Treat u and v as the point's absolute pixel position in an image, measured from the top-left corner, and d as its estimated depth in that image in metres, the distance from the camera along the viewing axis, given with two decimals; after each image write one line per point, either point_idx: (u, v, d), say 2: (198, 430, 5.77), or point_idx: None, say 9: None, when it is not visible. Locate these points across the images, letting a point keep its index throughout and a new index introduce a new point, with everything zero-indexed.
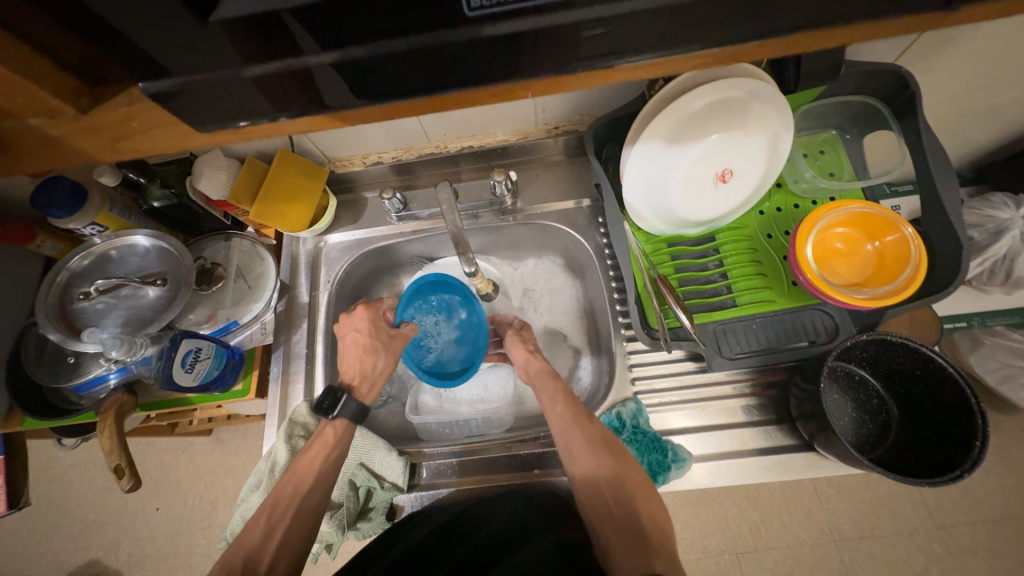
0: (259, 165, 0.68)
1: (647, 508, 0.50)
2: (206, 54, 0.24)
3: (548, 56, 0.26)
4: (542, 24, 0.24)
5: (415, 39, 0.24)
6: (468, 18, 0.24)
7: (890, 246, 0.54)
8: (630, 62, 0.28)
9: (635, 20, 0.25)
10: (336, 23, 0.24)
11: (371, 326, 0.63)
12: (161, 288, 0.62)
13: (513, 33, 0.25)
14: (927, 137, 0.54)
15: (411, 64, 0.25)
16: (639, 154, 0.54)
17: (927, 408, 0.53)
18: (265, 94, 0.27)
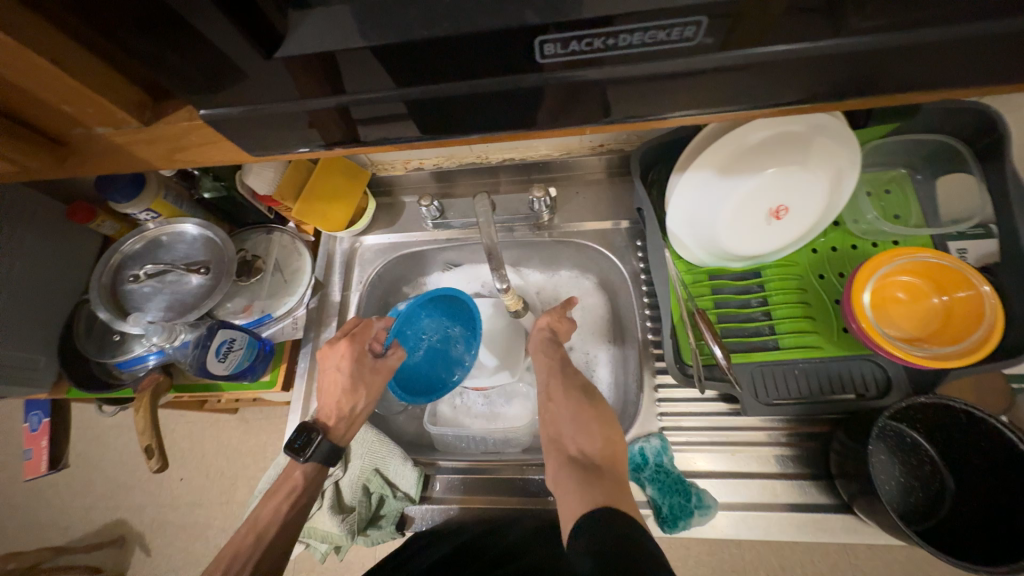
0: (305, 164, 0.69)
1: (606, 441, 0.53)
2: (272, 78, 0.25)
3: (608, 102, 0.26)
4: (609, 77, 0.25)
5: (482, 83, 0.25)
6: (539, 64, 0.24)
7: (961, 302, 0.49)
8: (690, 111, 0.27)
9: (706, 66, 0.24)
10: (408, 64, 0.25)
11: (352, 364, 0.60)
12: (203, 276, 0.65)
13: (578, 81, 0.25)
14: (1012, 187, 0.49)
15: (475, 102, 0.26)
16: (688, 183, 0.52)
17: (990, 485, 0.48)
18: (324, 119, 0.27)
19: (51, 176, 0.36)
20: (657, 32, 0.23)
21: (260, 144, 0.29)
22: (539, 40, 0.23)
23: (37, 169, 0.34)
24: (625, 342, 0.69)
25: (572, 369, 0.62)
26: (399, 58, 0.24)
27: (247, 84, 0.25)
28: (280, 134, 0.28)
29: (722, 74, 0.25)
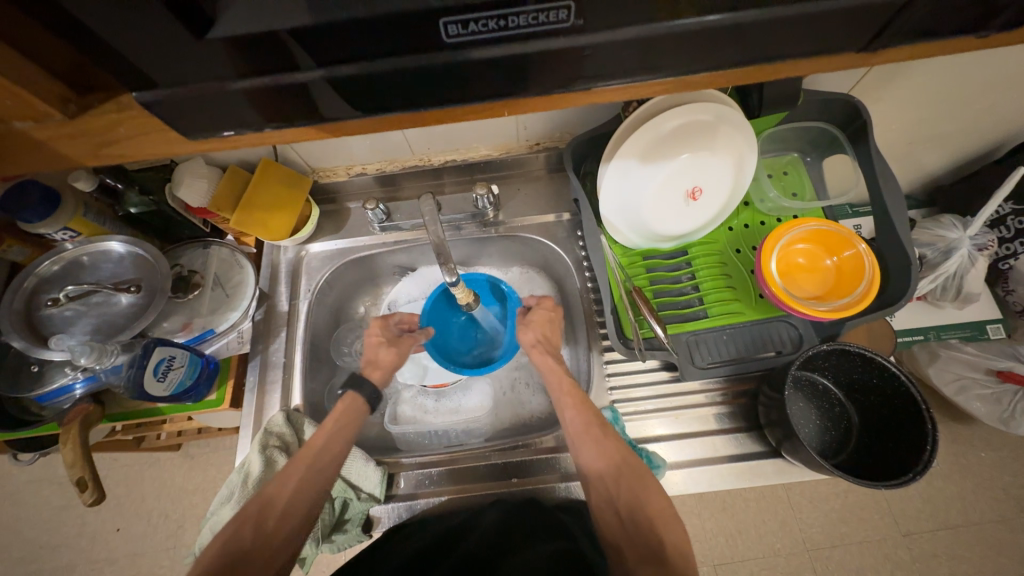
0: (241, 174, 0.68)
1: (671, 536, 0.45)
2: (195, 65, 0.25)
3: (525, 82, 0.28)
4: (518, 50, 0.25)
5: (395, 59, 0.25)
6: (445, 44, 0.25)
7: (847, 261, 0.58)
8: (605, 84, 0.28)
9: (610, 45, 0.25)
10: (317, 40, 0.25)
11: (381, 328, 0.67)
12: (134, 295, 0.61)
13: (488, 58, 0.26)
14: (878, 161, 0.58)
15: (394, 85, 0.27)
16: (615, 170, 0.57)
17: (885, 414, 0.56)
18: (253, 106, 0.28)
19: None
20: (543, 12, 0.24)
21: (193, 133, 0.29)
22: (441, 21, 0.24)
23: None
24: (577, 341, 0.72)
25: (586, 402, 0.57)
26: (315, 40, 0.25)
27: (175, 74, 0.25)
28: (214, 124, 0.29)
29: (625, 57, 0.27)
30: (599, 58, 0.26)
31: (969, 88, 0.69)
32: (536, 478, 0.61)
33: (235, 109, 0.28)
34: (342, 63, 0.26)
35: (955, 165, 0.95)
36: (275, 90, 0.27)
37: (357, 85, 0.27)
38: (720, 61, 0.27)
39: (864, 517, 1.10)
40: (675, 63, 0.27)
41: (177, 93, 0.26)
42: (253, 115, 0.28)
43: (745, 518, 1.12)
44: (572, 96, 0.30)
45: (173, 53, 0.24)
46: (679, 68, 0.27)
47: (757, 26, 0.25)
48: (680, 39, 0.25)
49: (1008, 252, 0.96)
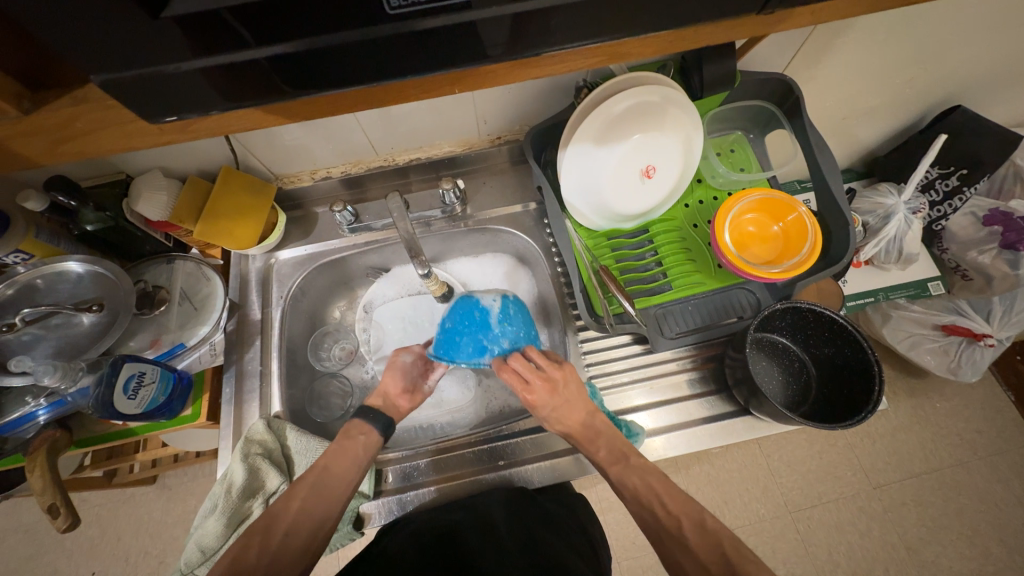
0: (202, 184, 0.67)
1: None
2: (132, 53, 0.24)
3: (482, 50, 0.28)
4: (467, 19, 0.25)
5: (342, 34, 0.25)
6: (391, 14, 0.25)
7: (792, 225, 0.63)
8: (551, 51, 0.29)
9: (563, 11, 0.26)
10: (263, 19, 0.24)
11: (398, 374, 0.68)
12: (96, 314, 0.59)
13: (433, 29, 0.26)
14: (812, 133, 0.63)
15: (343, 58, 0.27)
16: (573, 155, 0.60)
17: (837, 363, 0.60)
18: (200, 88, 0.27)
19: None
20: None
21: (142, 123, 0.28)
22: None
23: None
24: (553, 329, 0.74)
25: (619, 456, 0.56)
26: (255, 15, 0.23)
27: (97, 57, 0.23)
28: (158, 110, 0.27)
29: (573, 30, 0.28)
30: (537, 29, 0.27)
31: (888, 63, 0.76)
32: (521, 460, 0.63)
33: (181, 94, 0.27)
34: (287, 40, 0.25)
35: (888, 136, 1.03)
36: (224, 69, 0.26)
37: (306, 62, 0.26)
38: (652, 27, 0.29)
39: (838, 475, 1.17)
40: (608, 31, 0.28)
41: (112, 79, 0.25)
42: (199, 99, 0.28)
43: (730, 488, 1.16)
44: (515, 69, 0.31)
45: (111, 47, 0.23)
46: (615, 35, 0.29)
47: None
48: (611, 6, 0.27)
49: (940, 214, 1.06)
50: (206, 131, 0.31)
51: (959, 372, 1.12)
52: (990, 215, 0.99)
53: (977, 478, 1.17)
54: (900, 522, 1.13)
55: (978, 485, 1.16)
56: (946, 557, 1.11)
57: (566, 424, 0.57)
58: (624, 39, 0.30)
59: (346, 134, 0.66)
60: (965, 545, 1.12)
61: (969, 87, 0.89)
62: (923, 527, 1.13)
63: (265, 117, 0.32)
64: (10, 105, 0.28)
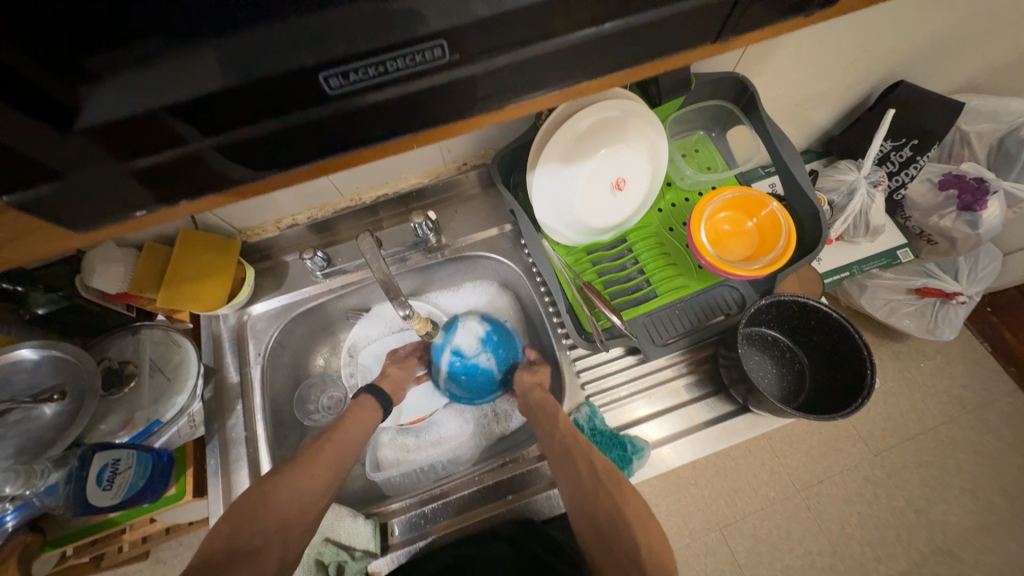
0: (161, 249, 0.64)
1: (657, 541, 0.52)
2: (77, 157, 0.24)
3: (438, 110, 0.28)
4: (415, 87, 0.26)
5: (287, 118, 0.26)
6: (332, 95, 0.25)
7: (765, 220, 0.63)
8: (508, 103, 0.29)
9: (515, 65, 0.26)
10: (210, 115, 0.25)
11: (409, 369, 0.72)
12: (59, 402, 0.55)
13: (378, 101, 0.26)
14: (771, 127, 0.64)
15: (295, 137, 0.27)
16: (541, 176, 0.59)
17: (827, 350, 0.61)
18: (152, 185, 0.27)
19: None
20: (421, 53, 0.24)
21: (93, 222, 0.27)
22: (322, 75, 0.24)
23: None
24: (547, 352, 0.73)
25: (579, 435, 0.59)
26: (201, 111, 0.24)
27: (45, 166, 0.24)
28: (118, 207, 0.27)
29: (527, 79, 0.28)
30: (484, 85, 0.27)
31: (831, 50, 0.78)
32: (530, 490, 0.61)
33: (144, 190, 0.27)
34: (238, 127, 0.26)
35: (839, 116, 1.06)
36: (176, 162, 0.26)
37: (259, 146, 0.27)
38: (602, 68, 0.29)
39: (839, 447, 1.19)
40: (558, 76, 0.28)
41: (65, 184, 0.25)
42: (157, 192, 0.27)
43: (738, 476, 1.17)
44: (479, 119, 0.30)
45: (53, 149, 0.23)
46: (568, 78, 0.29)
47: (627, 32, 0.27)
48: (556, 56, 0.27)
49: (898, 184, 1.08)
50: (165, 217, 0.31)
51: (937, 331, 1.16)
52: (943, 179, 1.03)
53: (969, 432, 1.20)
54: (904, 485, 1.16)
55: (970, 438, 1.20)
56: (952, 513, 1.14)
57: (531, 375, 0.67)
58: (580, 83, 0.29)
59: None
60: (968, 499, 1.15)
61: (909, 63, 0.93)
62: (926, 487, 1.16)
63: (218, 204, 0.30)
64: None
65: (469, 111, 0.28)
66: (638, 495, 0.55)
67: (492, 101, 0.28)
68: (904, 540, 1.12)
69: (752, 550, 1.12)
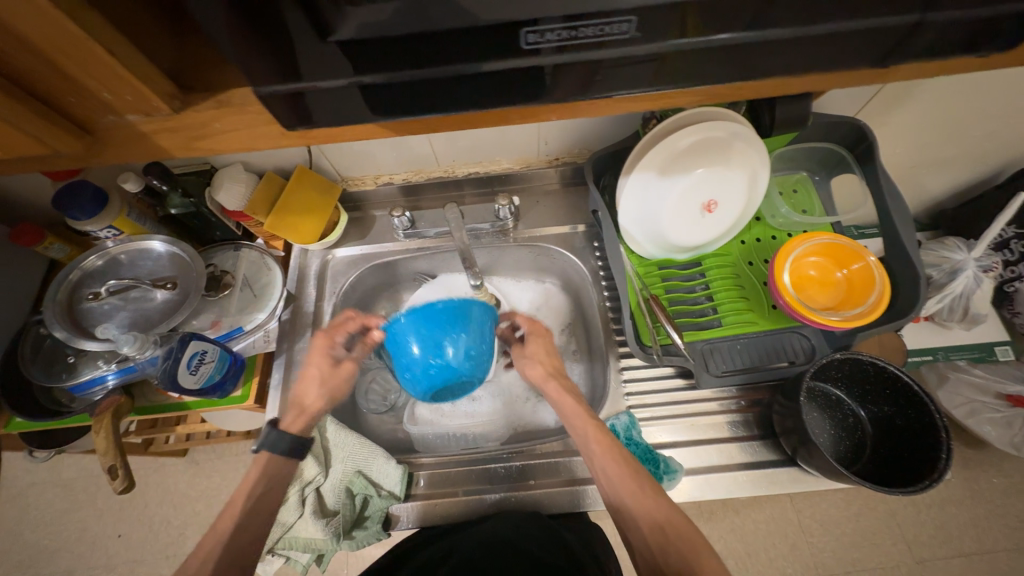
0: (277, 180, 0.72)
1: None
2: (244, 68, 0.27)
3: (603, 79, 0.30)
4: (596, 56, 0.28)
5: (465, 66, 0.29)
6: (523, 49, 0.28)
7: (857, 273, 0.60)
8: (624, 93, 0.32)
9: (673, 54, 0.29)
10: (389, 53, 0.28)
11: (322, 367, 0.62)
12: (169, 291, 0.64)
13: (569, 60, 0.29)
14: (884, 181, 0.61)
15: (467, 86, 0.30)
16: (634, 183, 0.60)
17: (897, 424, 0.58)
18: (279, 108, 0.30)
19: (56, 166, 0.34)
20: (609, 25, 0.27)
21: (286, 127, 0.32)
22: (523, 31, 0.27)
23: (55, 159, 0.33)
24: (593, 349, 0.75)
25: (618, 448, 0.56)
26: (394, 48, 0.28)
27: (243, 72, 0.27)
28: (307, 117, 0.31)
29: (664, 65, 0.29)
30: (644, 67, 0.30)
31: (966, 115, 0.74)
32: (552, 479, 0.63)
33: (334, 107, 0.31)
34: (426, 67, 0.28)
35: (955, 189, 0.99)
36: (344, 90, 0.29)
37: (441, 84, 0.30)
38: (751, 74, 0.31)
39: (876, 542, 1.11)
40: (711, 72, 0.30)
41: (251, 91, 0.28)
42: (312, 115, 0.31)
43: (755, 541, 1.14)
44: (598, 103, 0.34)
45: (246, 59, 0.27)
46: (718, 75, 0.31)
47: (795, 40, 0.28)
48: (718, 51, 0.29)
49: (1013, 274, 0.98)
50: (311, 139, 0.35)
51: None
52: None
53: None
54: None
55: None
56: None
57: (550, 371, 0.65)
58: (706, 82, 0.31)
59: (414, 143, 0.71)
60: None
61: None
62: None
63: (377, 130, 0.35)
64: (164, 104, 0.31)
65: (588, 95, 0.31)
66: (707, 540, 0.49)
67: (609, 87, 0.31)
68: None
69: None
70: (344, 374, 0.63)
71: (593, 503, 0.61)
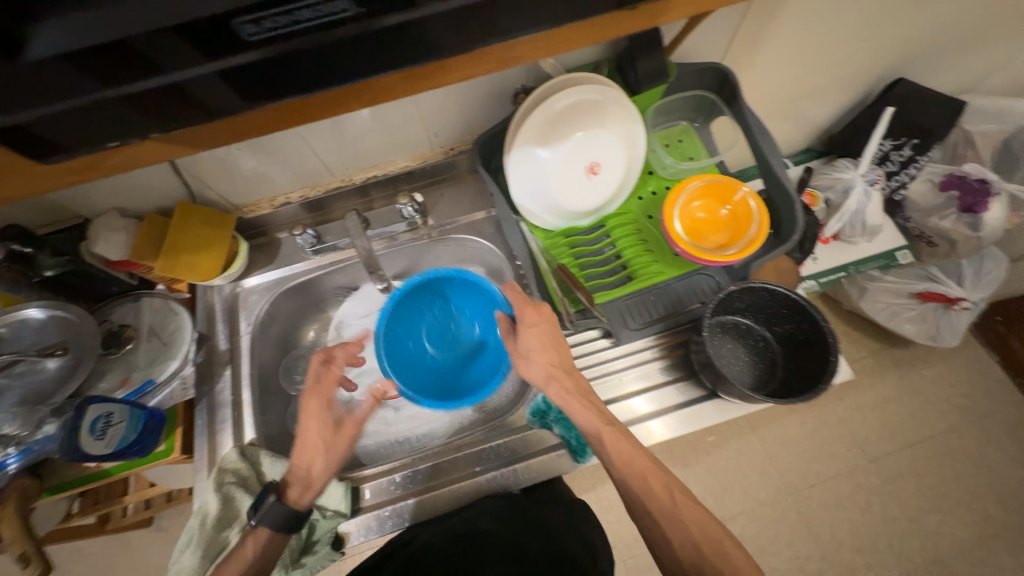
0: (160, 221, 0.68)
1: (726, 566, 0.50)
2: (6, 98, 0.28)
3: (376, 57, 0.32)
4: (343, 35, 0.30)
5: (230, 60, 0.30)
6: (250, 41, 0.29)
7: (739, 206, 0.64)
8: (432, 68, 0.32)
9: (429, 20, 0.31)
10: (155, 62, 0.29)
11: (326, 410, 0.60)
12: (61, 358, 0.59)
13: (325, 42, 0.30)
14: (750, 117, 0.65)
15: (232, 83, 0.32)
16: (519, 157, 0.62)
17: (798, 338, 0.62)
18: (80, 129, 0.32)
19: None
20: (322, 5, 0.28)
21: (58, 156, 0.33)
22: (238, 21, 0.28)
23: None
24: None
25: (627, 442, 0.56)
26: (160, 59, 0.29)
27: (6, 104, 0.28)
28: (112, 137, 0.33)
29: None
30: (409, 37, 0.32)
31: (821, 44, 0.79)
32: (497, 461, 0.63)
33: (113, 124, 0.32)
34: (187, 71, 0.30)
35: (838, 114, 1.06)
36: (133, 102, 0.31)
37: (222, 84, 0.31)
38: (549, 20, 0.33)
39: (833, 452, 1.26)
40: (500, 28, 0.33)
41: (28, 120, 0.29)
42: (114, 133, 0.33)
43: (729, 476, 1.26)
44: (405, 84, 0.36)
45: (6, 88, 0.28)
46: (520, 22, 0.33)
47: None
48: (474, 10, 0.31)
49: (899, 184, 1.07)
50: (140, 158, 0.36)
51: (938, 336, 1.19)
52: (946, 179, 1.02)
53: (968, 442, 1.26)
54: (897, 493, 1.23)
55: (957, 443, 1.26)
56: (945, 522, 1.20)
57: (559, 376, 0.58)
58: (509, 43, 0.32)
59: (300, 157, 0.69)
60: (964, 510, 1.21)
61: (908, 60, 0.92)
62: (921, 495, 1.22)
63: (183, 147, 0.36)
64: None
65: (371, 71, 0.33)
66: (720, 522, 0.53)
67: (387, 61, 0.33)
68: (894, 547, 1.19)
69: None
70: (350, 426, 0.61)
71: (540, 475, 0.62)
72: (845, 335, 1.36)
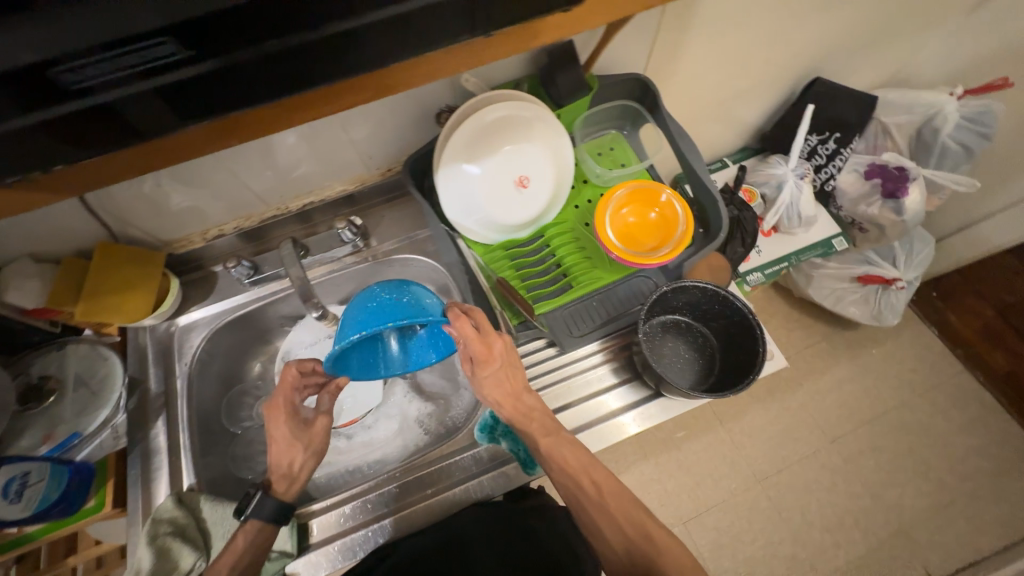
0: (79, 264, 0.65)
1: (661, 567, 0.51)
2: None
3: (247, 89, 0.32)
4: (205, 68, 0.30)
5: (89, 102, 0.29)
6: (76, 91, 0.28)
7: (665, 207, 0.66)
8: None
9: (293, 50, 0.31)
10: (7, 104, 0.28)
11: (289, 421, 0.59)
12: None
13: (188, 77, 0.30)
14: (671, 124, 0.68)
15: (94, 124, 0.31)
16: (447, 175, 0.63)
17: (734, 332, 0.65)
18: None
19: None
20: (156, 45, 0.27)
21: None
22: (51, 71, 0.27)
23: None
24: None
25: (581, 461, 0.57)
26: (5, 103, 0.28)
27: None
28: None
29: None
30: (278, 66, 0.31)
31: (738, 51, 0.83)
32: (450, 481, 0.63)
33: None
34: (15, 118, 0.28)
35: (767, 113, 1.11)
36: None
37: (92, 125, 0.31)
38: (430, 43, 0.34)
39: (797, 436, 1.31)
40: (374, 56, 0.33)
41: None
42: None
43: (700, 470, 1.28)
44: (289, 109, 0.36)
45: None
46: (402, 47, 0.33)
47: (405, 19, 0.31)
48: (330, 45, 0.31)
49: (828, 176, 1.11)
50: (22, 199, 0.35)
51: (881, 317, 1.25)
52: (868, 169, 1.09)
53: (920, 414, 1.32)
54: (859, 470, 1.28)
55: (909, 416, 1.32)
56: (905, 494, 1.25)
57: (513, 400, 0.59)
58: None
59: (228, 188, 0.67)
60: (922, 481, 1.26)
61: (823, 61, 0.98)
62: (881, 470, 1.27)
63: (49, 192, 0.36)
64: None
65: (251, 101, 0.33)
66: (667, 530, 0.55)
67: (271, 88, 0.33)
68: (861, 524, 1.23)
69: (714, 542, 1.22)
70: (319, 431, 0.61)
71: (496, 490, 0.63)
72: (799, 322, 1.42)
